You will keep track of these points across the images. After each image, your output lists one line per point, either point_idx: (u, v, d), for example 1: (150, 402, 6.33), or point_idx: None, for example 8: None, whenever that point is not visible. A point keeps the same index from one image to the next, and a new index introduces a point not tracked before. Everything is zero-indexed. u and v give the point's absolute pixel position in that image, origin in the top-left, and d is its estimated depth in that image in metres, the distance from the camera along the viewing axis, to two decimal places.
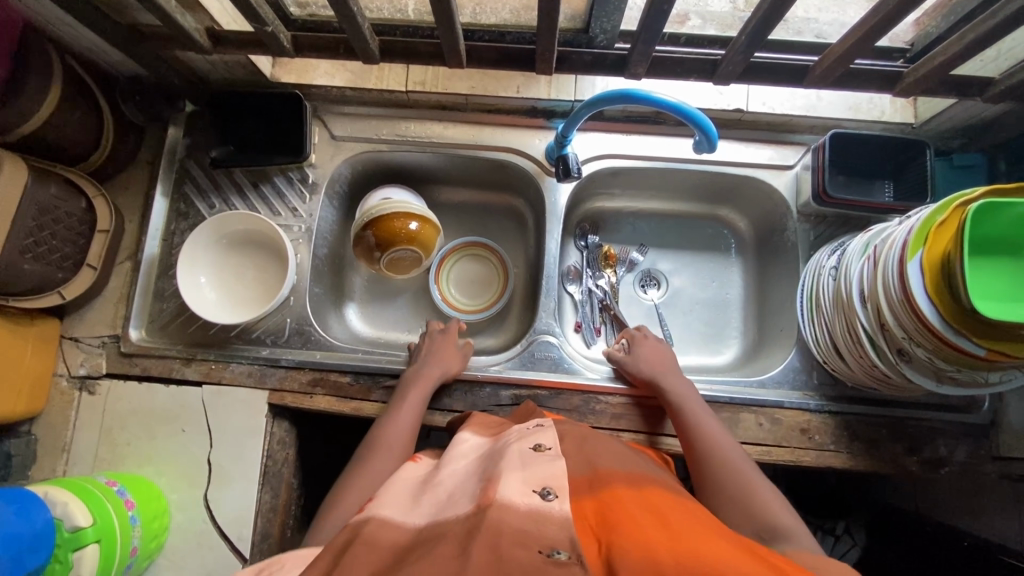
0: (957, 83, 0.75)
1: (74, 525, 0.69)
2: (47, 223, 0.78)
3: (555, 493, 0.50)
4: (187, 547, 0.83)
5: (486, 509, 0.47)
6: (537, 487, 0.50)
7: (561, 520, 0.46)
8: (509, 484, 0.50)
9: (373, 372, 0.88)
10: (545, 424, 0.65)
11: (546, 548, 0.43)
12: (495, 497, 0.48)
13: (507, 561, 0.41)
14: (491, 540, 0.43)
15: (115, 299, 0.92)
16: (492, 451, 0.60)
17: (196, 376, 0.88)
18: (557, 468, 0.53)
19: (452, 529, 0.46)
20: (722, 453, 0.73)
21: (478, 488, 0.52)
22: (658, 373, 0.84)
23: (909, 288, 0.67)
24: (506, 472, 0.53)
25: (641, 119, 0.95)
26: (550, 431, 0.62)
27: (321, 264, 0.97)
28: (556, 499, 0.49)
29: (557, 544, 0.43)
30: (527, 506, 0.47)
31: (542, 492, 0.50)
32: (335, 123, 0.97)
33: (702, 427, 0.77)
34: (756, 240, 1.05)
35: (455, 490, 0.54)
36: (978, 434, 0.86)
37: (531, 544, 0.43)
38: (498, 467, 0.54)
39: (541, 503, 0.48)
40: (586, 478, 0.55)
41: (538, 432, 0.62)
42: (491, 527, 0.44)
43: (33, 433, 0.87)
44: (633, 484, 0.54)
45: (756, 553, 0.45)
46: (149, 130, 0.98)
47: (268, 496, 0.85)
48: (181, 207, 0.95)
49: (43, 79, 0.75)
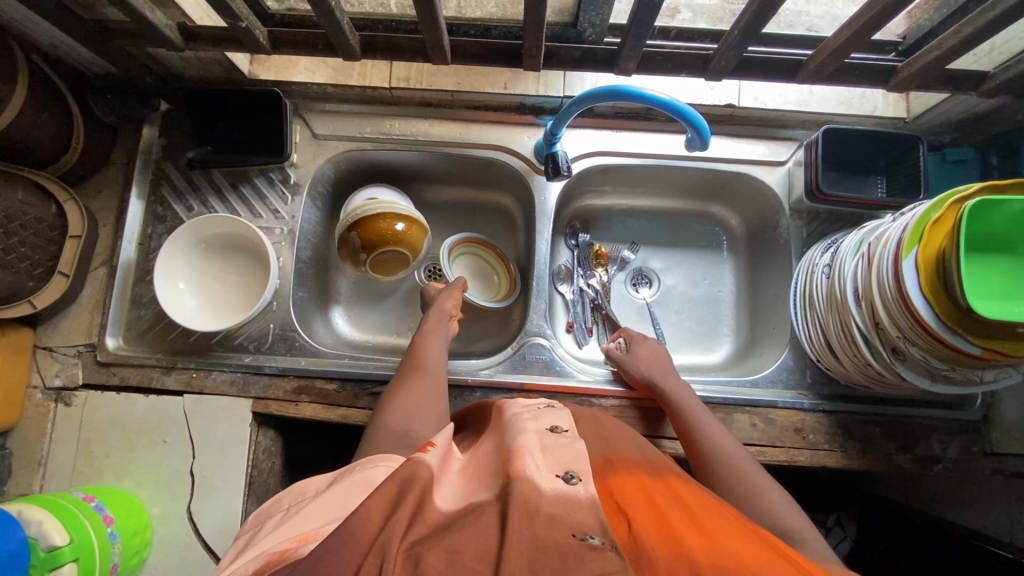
0: (950, 77, 0.74)
1: (49, 545, 0.67)
2: (15, 229, 0.75)
3: (579, 477, 0.47)
4: (170, 562, 0.81)
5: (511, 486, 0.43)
6: (559, 471, 0.47)
7: (589, 504, 0.43)
8: (532, 463, 0.47)
9: (360, 378, 0.86)
10: (556, 407, 0.64)
11: (578, 532, 0.38)
12: (521, 476, 0.45)
13: (542, 543, 0.37)
14: (524, 517, 0.39)
15: (90, 307, 0.89)
16: (506, 424, 0.58)
17: (177, 385, 0.86)
18: (576, 452, 0.51)
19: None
20: (726, 453, 0.72)
21: (499, 464, 0.49)
22: (658, 377, 0.83)
23: (904, 287, 0.66)
24: (528, 450, 0.50)
25: (631, 115, 0.93)
26: (563, 413, 0.61)
27: (305, 267, 0.95)
28: (581, 482, 0.46)
29: (589, 528, 0.39)
30: (553, 487, 0.44)
31: (566, 476, 0.46)
32: (317, 122, 0.93)
33: (703, 427, 0.75)
34: (748, 236, 1.04)
35: (475, 468, 0.51)
36: (971, 430, 0.86)
37: (565, 527, 0.39)
38: (516, 442, 0.52)
39: (566, 486, 0.45)
40: (604, 460, 0.55)
41: (550, 414, 0.60)
42: (520, 502, 0.41)
43: (7, 447, 0.84)
44: (656, 474, 0.53)
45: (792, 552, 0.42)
46: (122, 130, 0.94)
47: (253, 507, 0.83)
48: (158, 210, 0.92)
49: (8, 79, 0.71)
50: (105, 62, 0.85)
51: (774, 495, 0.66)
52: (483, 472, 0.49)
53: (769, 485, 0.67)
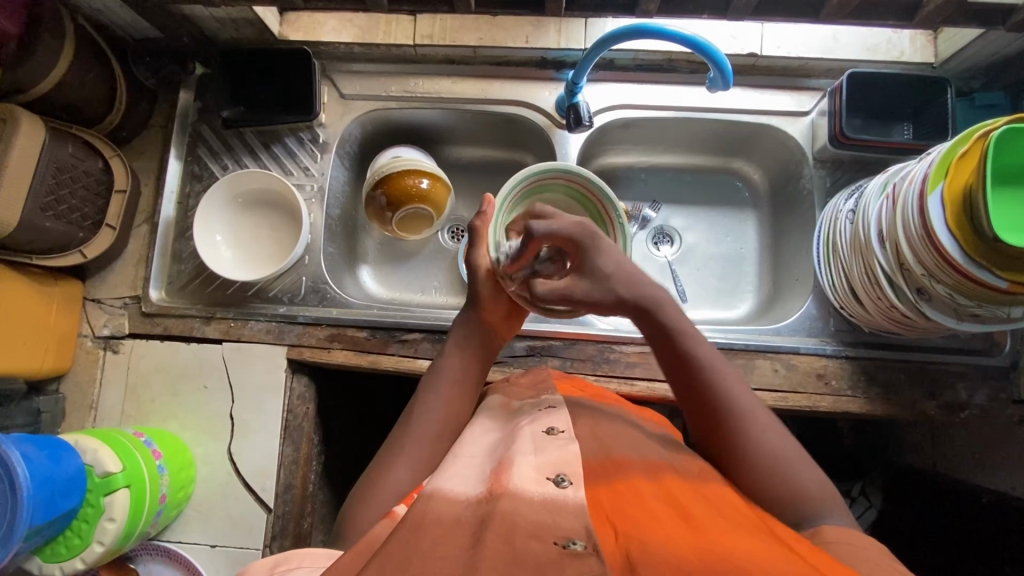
0: (977, 11, 0.73)
1: (104, 470, 0.71)
2: (66, 180, 0.80)
3: (569, 480, 0.52)
4: (214, 499, 0.86)
5: (499, 498, 0.48)
6: (551, 474, 0.52)
7: (576, 509, 0.48)
8: (522, 471, 0.52)
9: (389, 327, 0.89)
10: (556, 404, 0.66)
11: (560, 540, 0.44)
12: (507, 486, 0.50)
13: (521, 556, 0.42)
14: (504, 531, 0.44)
15: (135, 260, 0.93)
16: (509, 433, 0.61)
17: (215, 334, 0.90)
18: (570, 452, 0.55)
19: (461, 519, 0.46)
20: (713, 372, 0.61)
21: (489, 473, 0.53)
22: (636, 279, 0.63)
23: (930, 222, 0.66)
24: (518, 455, 0.55)
25: (652, 67, 0.94)
26: (563, 411, 0.64)
27: (334, 224, 0.98)
28: (570, 485, 0.51)
29: (573, 534, 0.45)
30: (540, 494, 0.49)
31: (556, 479, 0.51)
32: (344, 82, 0.96)
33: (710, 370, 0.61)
34: (772, 192, 1.03)
35: (465, 470, 0.56)
36: (999, 376, 0.85)
37: (545, 536, 0.44)
38: (509, 451, 0.57)
39: (556, 490, 0.50)
40: (600, 463, 0.58)
41: (550, 414, 0.63)
42: (502, 516, 0.46)
43: (61, 391, 0.89)
44: (651, 472, 0.57)
45: (791, 545, 0.46)
46: (161, 95, 0.98)
47: (290, 449, 0.87)
48: (195, 169, 0.96)
49: (57, 40, 0.76)
50: (145, 25, 0.89)
51: (762, 420, 0.60)
52: (476, 474, 0.54)
53: (745, 395, 0.61)
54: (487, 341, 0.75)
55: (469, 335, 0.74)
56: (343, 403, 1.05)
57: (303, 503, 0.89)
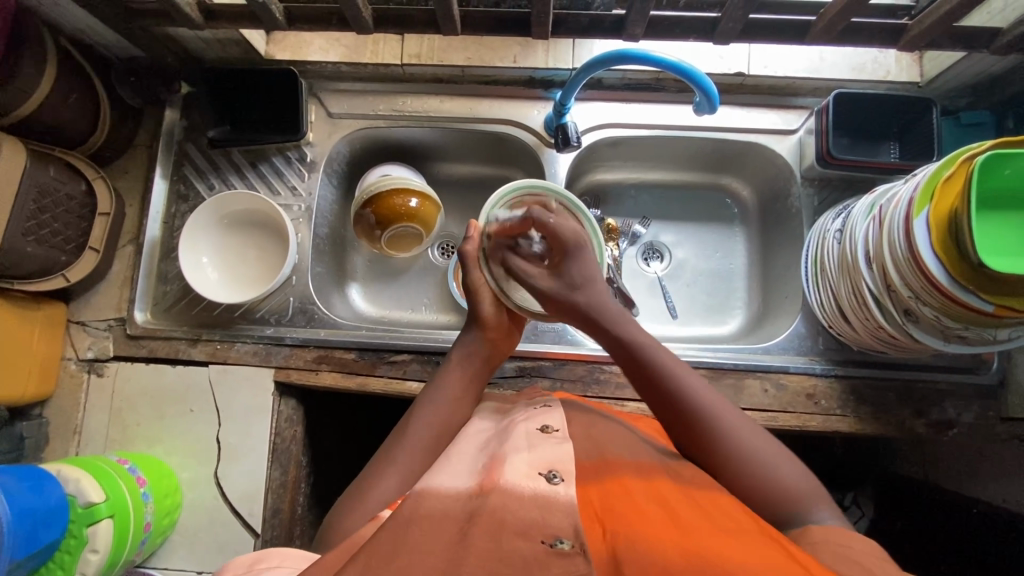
0: (962, 35, 0.73)
1: (86, 501, 0.70)
2: (48, 205, 0.79)
3: (561, 476, 0.51)
4: (200, 524, 0.85)
5: (488, 495, 0.48)
6: (543, 470, 0.51)
7: (566, 506, 0.47)
8: (514, 467, 0.51)
9: (377, 348, 0.88)
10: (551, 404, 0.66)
11: (548, 539, 0.43)
12: (499, 482, 0.49)
13: (507, 555, 0.41)
14: (491, 530, 0.43)
15: (120, 282, 0.92)
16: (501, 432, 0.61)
17: (202, 356, 0.89)
18: (563, 451, 0.54)
19: (450, 512, 0.47)
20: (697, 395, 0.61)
21: (480, 470, 0.53)
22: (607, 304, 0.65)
23: (915, 245, 0.66)
24: (511, 452, 0.54)
25: (641, 86, 0.94)
26: (556, 411, 0.64)
27: (322, 243, 0.97)
28: (562, 482, 0.50)
29: (561, 533, 0.44)
30: (532, 490, 0.48)
31: (548, 475, 0.51)
32: (331, 100, 0.96)
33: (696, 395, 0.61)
34: (760, 208, 1.04)
35: (458, 466, 0.56)
36: (987, 395, 0.86)
37: (533, 534, 0.43)
38: (502, 448, 0.56)
39: (547, 486, 0.49)
40: (592, 462, 0.57)
41: (544, 413, 0.63)
42: (490, 514, 0.45)
43: (44, 416, 0.88)
44: (642, 473, 0.57)
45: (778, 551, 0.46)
46: (146, 114, 0.97)
47: (277, 472, 0.86)
48: (181, 189, 0.95)
49: (39, 61, 0.75)
50: (130, 45, 0.89)
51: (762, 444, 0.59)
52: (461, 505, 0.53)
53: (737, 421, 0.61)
54: (489, 359, 0.73)
55: (477, 360, 0.72)
56: (332, 423, 1.04)
57: (290, 526, 0.88)
